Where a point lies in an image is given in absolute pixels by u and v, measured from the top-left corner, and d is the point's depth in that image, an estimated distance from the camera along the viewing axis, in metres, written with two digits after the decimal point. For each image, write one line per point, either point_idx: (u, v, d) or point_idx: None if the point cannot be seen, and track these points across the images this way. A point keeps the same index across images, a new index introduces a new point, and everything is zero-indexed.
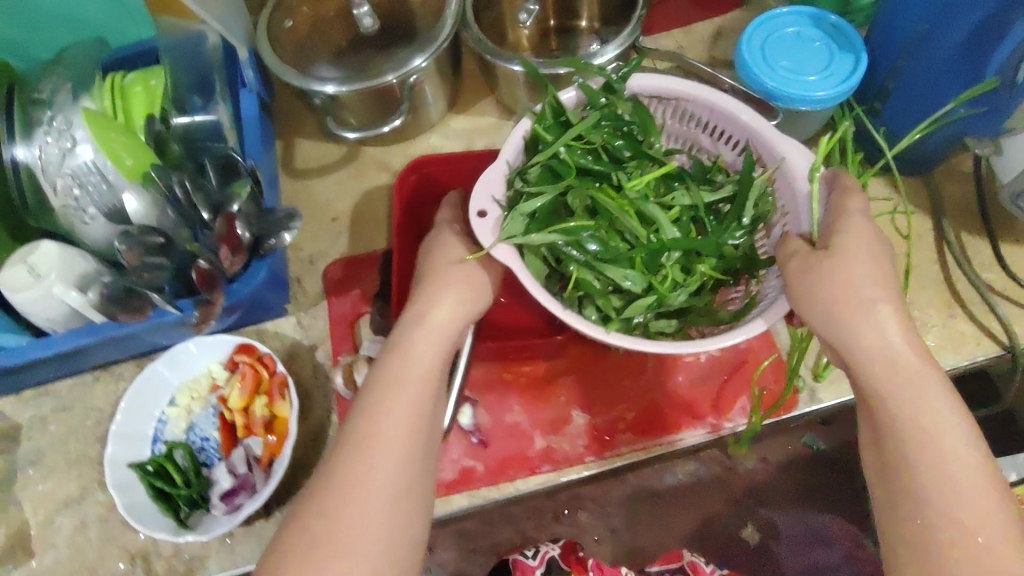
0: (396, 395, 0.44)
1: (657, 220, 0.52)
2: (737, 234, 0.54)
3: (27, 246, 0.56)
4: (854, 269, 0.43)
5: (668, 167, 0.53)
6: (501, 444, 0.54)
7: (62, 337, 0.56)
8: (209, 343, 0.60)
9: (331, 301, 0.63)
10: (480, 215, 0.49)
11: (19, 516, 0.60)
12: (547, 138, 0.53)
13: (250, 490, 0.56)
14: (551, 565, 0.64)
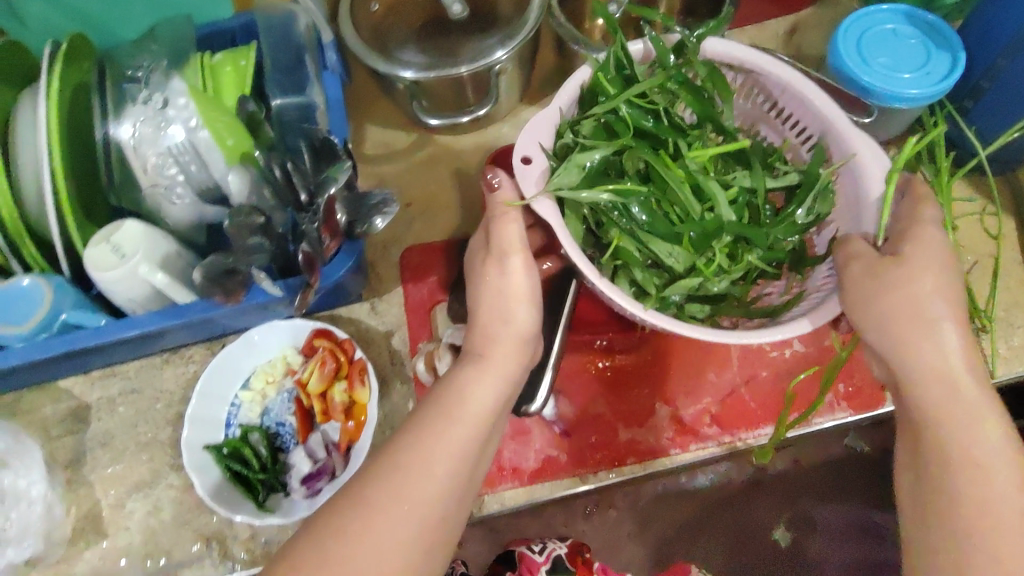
0: (446, 428, 0.43)
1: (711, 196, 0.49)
2: (793, 230, 0.51)
3: (110, 225, 0.56)
4: (924, 284, 0.42)
5: (733, 144, 0.50)
6: (587, 435, 0.54)
7: (145, 318, 0.55)
8: (285, 326, 0.60)
9: (407, 287, 0.63)
10: (525, 161, 0.48)
11: (90, 498, 0.59)
12: (609, 92, 0.50)
13: (329, 476, 0.55)
14: (556, 562, 0.64)
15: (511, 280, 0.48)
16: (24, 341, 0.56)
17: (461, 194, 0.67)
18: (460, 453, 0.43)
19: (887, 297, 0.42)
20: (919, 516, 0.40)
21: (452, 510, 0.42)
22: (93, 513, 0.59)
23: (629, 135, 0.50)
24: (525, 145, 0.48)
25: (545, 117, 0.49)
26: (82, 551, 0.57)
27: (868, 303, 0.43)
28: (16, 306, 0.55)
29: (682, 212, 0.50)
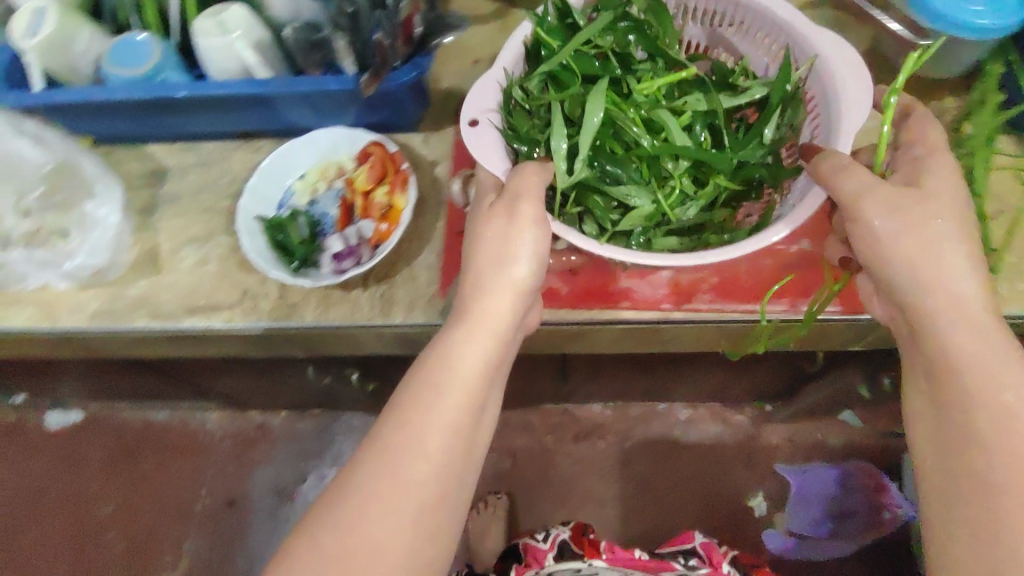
0: (438, 403, 0.49)
1: (666, 128, 0.61)
2: (754, 146, 0.62)
3: (217, 8, 0.63)
4: (939, 220, 0.48)
5: (678, 73, 0.62)
6: (589, 276, 0.59)
7: (218, 84, 0.61)
8: (347, 135, 0.67)
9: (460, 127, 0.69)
10: (471, 124, 0.56)
11: (154, 240, 0.67)
12: (551, 45, 0.61)
13: (364, 254, 0.63)
14: (561, 547, 0.91)
15: (506, 241, 0.52)
16: (122, 82, 0.63)
17: None
18: (449, 434, 0.48)
19: (898, 227, 0.48)
20: (946, 447, 0.47)
21: (448, 490, 0.48)
22: (150, 253, 0.67)
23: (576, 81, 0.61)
24: (471, 110, 0.56)
25: (486, 81, 0.57)
26: (137, 280, 0.65)
27: (883, 235, 0.48)
28: (128, 52, 0.63)
29: (638, 143, 0.61)
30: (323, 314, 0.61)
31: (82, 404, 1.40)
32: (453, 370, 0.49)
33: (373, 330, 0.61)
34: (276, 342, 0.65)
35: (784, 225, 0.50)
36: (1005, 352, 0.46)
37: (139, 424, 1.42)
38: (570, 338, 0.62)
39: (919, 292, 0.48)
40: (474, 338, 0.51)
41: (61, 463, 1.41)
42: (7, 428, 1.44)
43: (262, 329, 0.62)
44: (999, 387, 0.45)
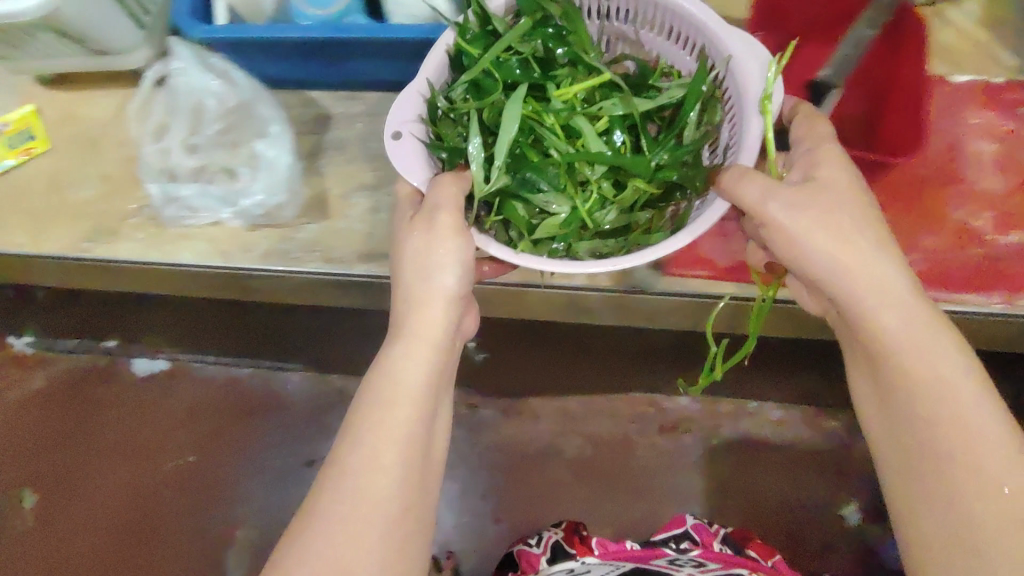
0: (392, 416, 0.58)
1: (583, 134, 0.65)
2: (661, 151, 0.65)
3: None
4: (842, 209, 0.58)
5: (598, 79, 0.66)
6: (783, 249, 0.63)
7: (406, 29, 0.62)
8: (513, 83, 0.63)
9: None
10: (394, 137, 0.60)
11: (323, 184, 0.67)
12: (472, 54, 0.64)
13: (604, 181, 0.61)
14: (553, 548, 0.96)
15: (426, 257, 0.59)
16: (310, 20, 0.62)
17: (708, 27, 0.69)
18: (413, 428, 0.58)
19: (817, 243, 0.57)
20: (914, 446, 0.57)
21: (413, 500, 0.57)
22: (319, 197, 0.66)
23: (497, 87, 0.64)
24: (397, 123, 0.60)
25: (409, 93, 0.61)
26: (309, 223, 0.65)
27: (806, 252, 0.58)
28: None
29: (552, 152, 0.64)
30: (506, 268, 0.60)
31: (173, 351, 1.42)
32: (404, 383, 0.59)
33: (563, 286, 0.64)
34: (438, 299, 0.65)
35: (686, 235, 0.56)
36: (925, 334, 0.57)
37: (224, 378, 1.44)
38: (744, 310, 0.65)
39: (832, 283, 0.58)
40: (414, 351, 0.60)
41: (144, 409, 1.43)
42: (95, 371, 1.46)
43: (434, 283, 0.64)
44: (929, 369, 0.57)
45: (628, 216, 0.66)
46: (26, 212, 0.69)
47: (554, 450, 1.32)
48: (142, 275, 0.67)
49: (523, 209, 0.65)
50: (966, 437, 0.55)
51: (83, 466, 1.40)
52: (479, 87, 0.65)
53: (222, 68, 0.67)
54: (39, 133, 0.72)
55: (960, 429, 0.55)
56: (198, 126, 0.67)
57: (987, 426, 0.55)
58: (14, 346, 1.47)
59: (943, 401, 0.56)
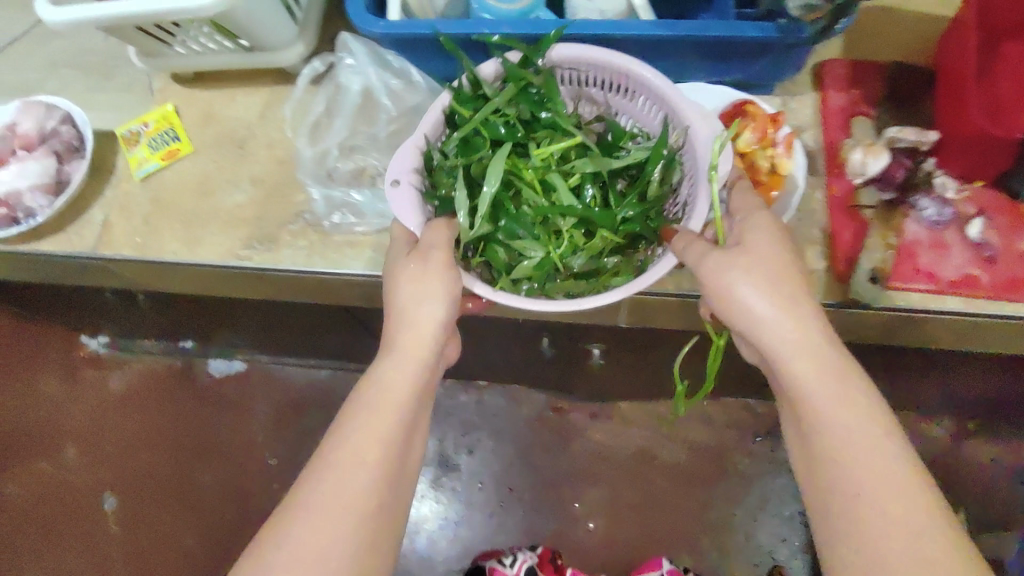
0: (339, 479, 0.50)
1: (557, 189, 0.58)
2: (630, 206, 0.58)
3: None
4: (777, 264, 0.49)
5: (573, 139, 0.58)
6: (1012, 267, 0.55)
7: (603, 23, 0.56)
8: (711, 91, 0.62)
9: (828, 93, 0.62)
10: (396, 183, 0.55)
11: None
12: (465, 114, 0.57)
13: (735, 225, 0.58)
14: None
15: (415, 291, 0.53)
16: (493, 15, 0.58)
17: (905, 23, 0.64)
18: (377, 448, 0.51)
19: (760, 300, 0.47)
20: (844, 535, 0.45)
21: None
22: None
23: (486, 146, 0.57)
24: (395, 169, 0.56)
25: (411, 144, 0.56)
26: None
27: (733, 293, 0.48)
28: None
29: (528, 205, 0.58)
30: None
31: (249, 349, 1.30)
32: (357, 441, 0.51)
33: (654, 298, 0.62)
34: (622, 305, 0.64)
35: (618, 291, 0.51)
36: (855, 403, 0.47)
37: (305, 381, 1.30)
38: (960, 331, 0.57)
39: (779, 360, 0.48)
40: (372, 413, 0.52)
41: (219, 411, 1.30)
42: (172, 373, 1.32)
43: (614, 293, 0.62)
44: (841, 417, 0.47)
45: (598, 262, 0.59)
46: (175, 217, 0.66)
47: (644, 456, 1.25)
48: (298, 283, 0.65)
49: (505, 253, 0.58)
50: (875, 490, 0.45)
51: (166, 480, 1.26)
52: (469, 145, 0.58)
53: (400, 67, 0.65)
54: (181, 132, 0.70)
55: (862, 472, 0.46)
56: (367, 126, 0.66)
57: (894, 471, 0.45)
58: (88, 346, 1.32)
59: (851, 448, 0.46)
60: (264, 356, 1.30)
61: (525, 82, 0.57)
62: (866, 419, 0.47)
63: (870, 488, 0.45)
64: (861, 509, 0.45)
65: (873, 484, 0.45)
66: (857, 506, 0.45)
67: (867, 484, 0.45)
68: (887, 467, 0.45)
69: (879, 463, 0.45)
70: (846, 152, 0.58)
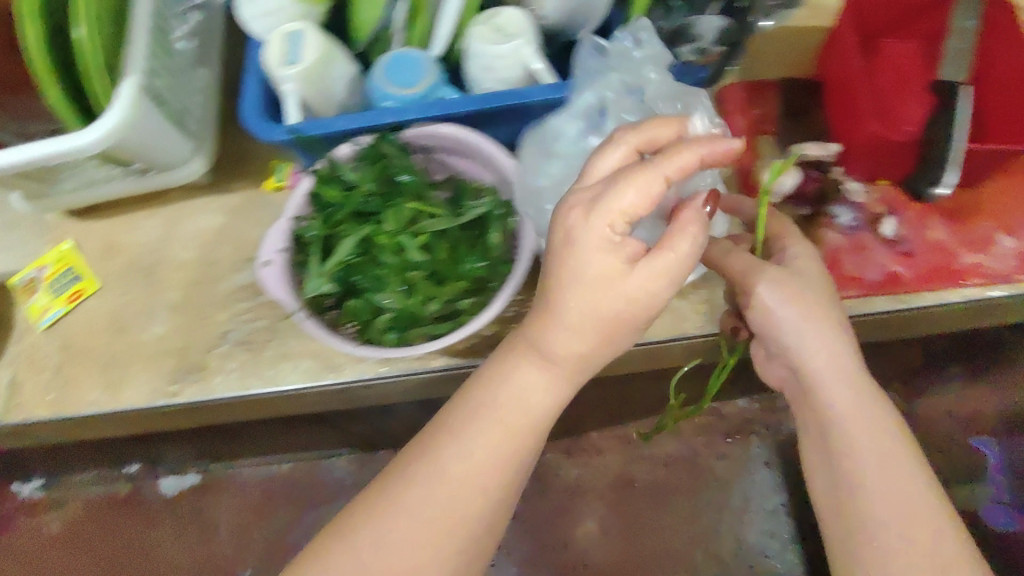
0: (412, 520, 0.42)
1: (406, 245, 0.52)
2: (478, 258, 0.53)
3: (484, 14, 0.58)
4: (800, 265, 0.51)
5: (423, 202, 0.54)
6: (929, 257, 0.57)
7: (504, 94, 0.56)
8: None
9: (730, 118, 0.64)
10: (264, 265, 0.52)
11: None
12: (325, 193, 0.55)
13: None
14: None
15: (601, 290, 0.41)
16: (397, 102, 0.57)
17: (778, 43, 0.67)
18: (484, 472, 0.43)
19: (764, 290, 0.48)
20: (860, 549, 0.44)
21: None
22: None
23: (348, 220, 0.54)
24: (266, 250, 0.53)
25: (280, 224, 0.54)
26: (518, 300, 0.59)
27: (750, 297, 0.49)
28: (403, 70, 0.57)
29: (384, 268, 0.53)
30: None
31: (201, 462, 1.13)
32: (456, 486, 0.43)
33: None
34: None
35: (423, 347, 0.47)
36: (891, 437, 0.46)
37: (263, 478, 1.16)
38: (890, 327, 0.58)
39: (811, 367, 0.49)
40: (468, 452, 0.43)
41: (183, 531, 1.14)
42: (120, 501, 1.15)
43: None
44: (843, 420, 0.47)
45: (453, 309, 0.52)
46: (94, 363, 0.61)
47: (625, 480, 1.14)
48: (239, 409, 0.60)
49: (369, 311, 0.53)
50: (897, 512, 0.44)
51: None
52: (331, 216, 0.54)
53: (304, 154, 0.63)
54: (84, 270, 0.65)
55: (891, 477, 0.45)
56: None
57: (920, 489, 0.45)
58: (20, 495, 1.15)
59: (861, 438, 0.46)
60: (218, 466, 1.16)
61: (383, 159, 0.56)
62: (868, 421, 0.47)
63: (898, 481, 0.45)
64: (867, 497, 0.45)
65: (895, 491, 0.45)
66: (861, 493, 0.45)
67: (888, 483, 0.45)
68: (906, 470, 0.45)
69: (897, 473, 0.45)
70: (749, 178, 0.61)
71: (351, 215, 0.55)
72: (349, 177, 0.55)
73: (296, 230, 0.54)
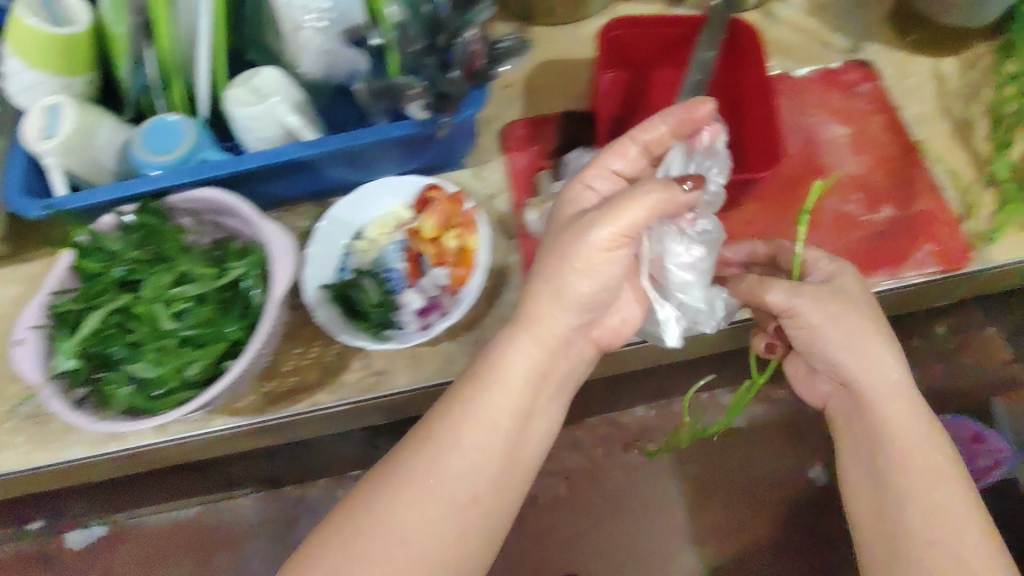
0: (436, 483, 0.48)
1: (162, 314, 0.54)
2: (235, 320, 0.54)
3: (245, 73, 0.59)
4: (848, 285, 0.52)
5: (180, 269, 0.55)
6: None
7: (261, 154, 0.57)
8: (395, 182, 0.64)
9: (510, 155, 0.66)
10: (18, 344, 0.51)
11: None
12: (87, 266, 0.55)
13: (441, 311, 0.59)
14: None
15: (590, 256, 0.49)
16: (161, 170, 0.58)
17: (559, 79, 0.70)
18: (484, 437, 0.49)
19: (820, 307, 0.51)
20: (885, 539, 0.48)
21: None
22: None
23: (110, 291, 0.55)
24: (19, 328, 0.52)
25: (37, 300, 0.54)
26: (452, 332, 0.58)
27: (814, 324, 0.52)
28: (163, 137, 0.58)
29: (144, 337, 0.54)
30: (416, 374, 0.59)
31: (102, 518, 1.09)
32: (464, 452, 0.49)
33: (302, 418, 0.59)
34: (350, 416, 0.61)
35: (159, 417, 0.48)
36: (932, 444, 0.50)
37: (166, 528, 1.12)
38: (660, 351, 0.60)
39: (858, 383, 0.51)
40: (473, 422, 0.49)
41: None
42: (22, 559, 1.12)
43: (321, 409, 0.59)
44: (902, 434, 0.50)
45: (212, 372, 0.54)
46: None
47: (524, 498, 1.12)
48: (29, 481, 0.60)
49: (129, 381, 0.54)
50: (937, 511, 0.47)
51: None
52: (92, 289, 0.55)
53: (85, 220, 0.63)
54: None
55: (924, 479, 0.48)
56: None
57: (949, 487, 0.48)
58: None
59: (894, 444, 0.50)
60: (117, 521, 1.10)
61: (146, 229, 0.56)
62: (930, 439, 0.50)
63: (912, 477, 0.49)
64: (938, 503, 0.48)
65: (927, 500, 0.48)
66: (942, 501, 0.48)
67: (920, 482, 0.48)
68: (947, 477, 0.48)
69: (934, 473, 0.48)
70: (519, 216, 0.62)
71: (113, 286, 0.55)
72: (111, 248, 0.56)
73: (54, 306, 0.54)
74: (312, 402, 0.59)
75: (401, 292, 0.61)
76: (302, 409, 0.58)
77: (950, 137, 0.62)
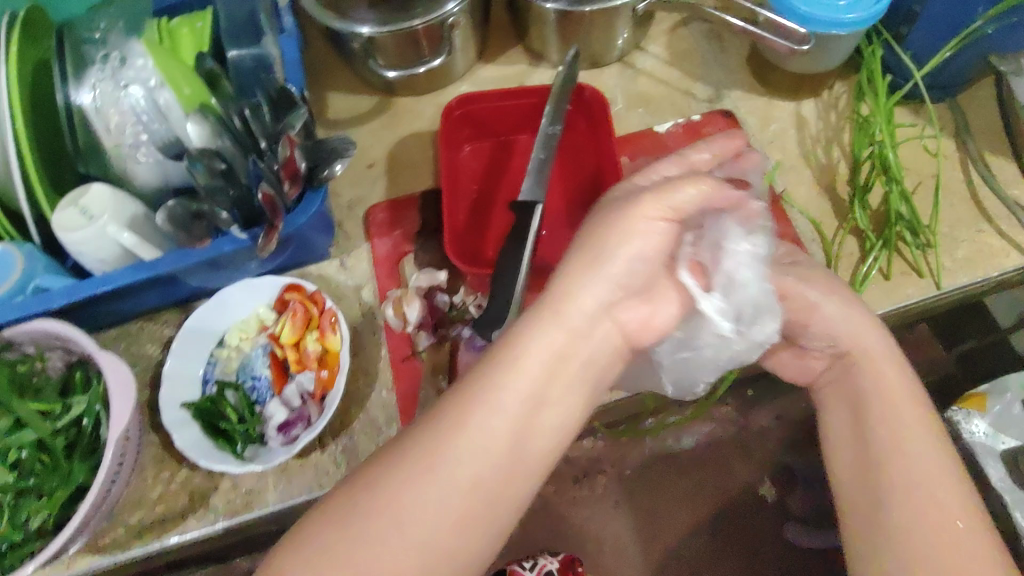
0: (456, 443, 0.38)
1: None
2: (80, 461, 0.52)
3: (78, 189, 0.55)
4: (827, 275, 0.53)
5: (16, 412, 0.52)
6: None
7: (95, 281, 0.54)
8: (251, 286, 0.61)
9: (373, 242, 0.64)
10: None
11: None
12: None
13: (305, 422, 0.56)
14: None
15: (633, 223, 0.44)
16: None
17: (423, 155, 0.69)
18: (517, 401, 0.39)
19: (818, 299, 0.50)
20: (860, 502, 0.44)
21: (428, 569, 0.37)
22: None
23: None
24: None
25: None
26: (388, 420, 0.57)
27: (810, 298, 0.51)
28: None
29: None
30: (288, 489, 0.56)
31: None
32: (491, 413, 0.39)
33: (171, 548, 0.56)
34: (225, 537, 0.58)
35: None
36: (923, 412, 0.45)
37: None
38: None
39: (856, 351, 0.48)
40: (511, 380, 0.39)
41: None
42: None
43: (190, 538, 0.56)
44: (887, 395, 0.46)
45: (57, 520, 0.51)
46: None
47: None
48: None
49: None
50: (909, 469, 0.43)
51: None
52: None
53: None
54: None
55: (906, 445, 0.44)
56: None
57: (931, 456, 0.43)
58: None
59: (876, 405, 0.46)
60: None
61: None
62: (908, 401, 0.46)
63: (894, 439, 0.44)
64: (911, 457, 0.43)
65: (903, 458, 0.43)
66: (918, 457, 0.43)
67: (896, 441, 0.44)
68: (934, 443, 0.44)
69: (912, 432, 0.44)
70: (382, 309, 0.61)
71: None
72: None
73: None
74: (180, 531, 0.55)
75: (266, 403, 0.59)
76: (169, 540, 0.55)
77: (815, 182, 0.62)
